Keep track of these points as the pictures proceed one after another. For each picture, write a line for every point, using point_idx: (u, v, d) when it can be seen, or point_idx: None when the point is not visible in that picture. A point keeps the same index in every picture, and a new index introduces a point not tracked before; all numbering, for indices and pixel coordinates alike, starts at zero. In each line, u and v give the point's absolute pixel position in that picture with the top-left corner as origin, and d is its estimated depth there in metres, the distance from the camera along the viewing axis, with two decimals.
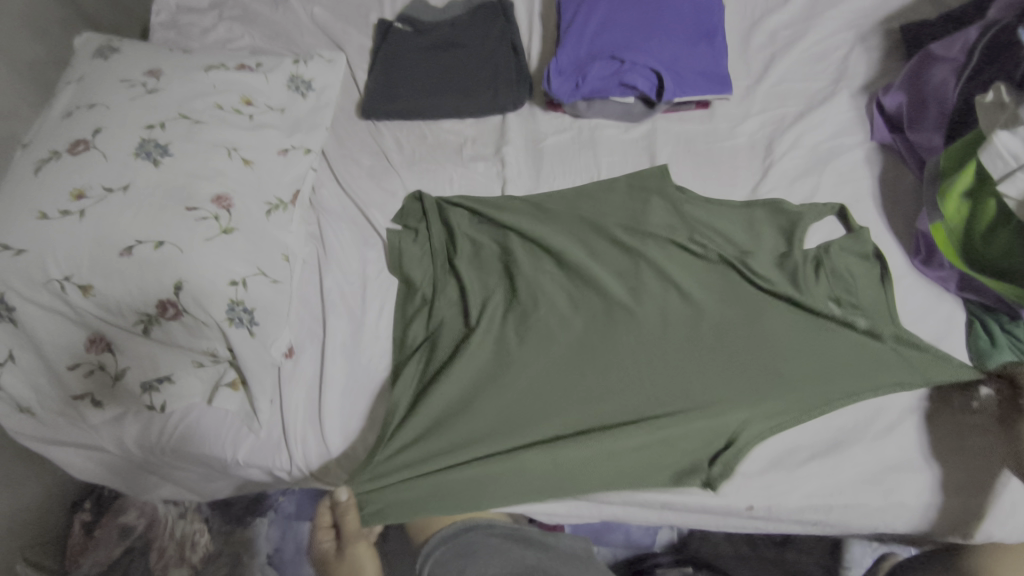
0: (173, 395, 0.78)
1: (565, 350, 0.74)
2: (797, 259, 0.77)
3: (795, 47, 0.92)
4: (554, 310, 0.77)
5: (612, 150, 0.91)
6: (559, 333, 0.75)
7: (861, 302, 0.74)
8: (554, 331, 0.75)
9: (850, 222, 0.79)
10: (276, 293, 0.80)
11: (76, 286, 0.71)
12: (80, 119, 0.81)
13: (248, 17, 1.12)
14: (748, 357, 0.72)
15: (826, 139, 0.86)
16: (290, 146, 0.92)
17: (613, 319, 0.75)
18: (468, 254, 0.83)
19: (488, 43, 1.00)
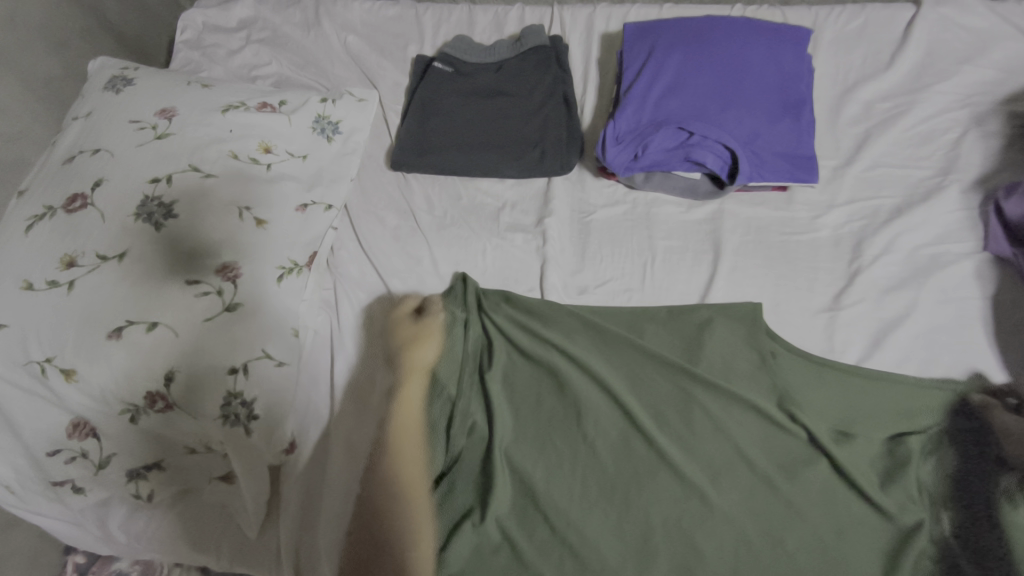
0: (162, 484, 0.70)
1: (596, 520, 0.63)
2: (884, 392, 0.65)
3: (896, 125, 0.79)
4: (590, 463, 0.65)
5: (670, 234, 0.79)
6: (591, 497, 0.64)
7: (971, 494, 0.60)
8: (586, 484, 0.65)
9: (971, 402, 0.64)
10: (282, 378, 0.71)
11: (57, 369, 0.64)
12: (81, 167, 0.74)
13: (277, 41, 1.03)
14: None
15: (925, 243, 0.73)
16: (310, 201, 0.82)
17: (659, 477, 0.64)
18: (499, 372, 0.71)
19: (536, 94, 0.89)
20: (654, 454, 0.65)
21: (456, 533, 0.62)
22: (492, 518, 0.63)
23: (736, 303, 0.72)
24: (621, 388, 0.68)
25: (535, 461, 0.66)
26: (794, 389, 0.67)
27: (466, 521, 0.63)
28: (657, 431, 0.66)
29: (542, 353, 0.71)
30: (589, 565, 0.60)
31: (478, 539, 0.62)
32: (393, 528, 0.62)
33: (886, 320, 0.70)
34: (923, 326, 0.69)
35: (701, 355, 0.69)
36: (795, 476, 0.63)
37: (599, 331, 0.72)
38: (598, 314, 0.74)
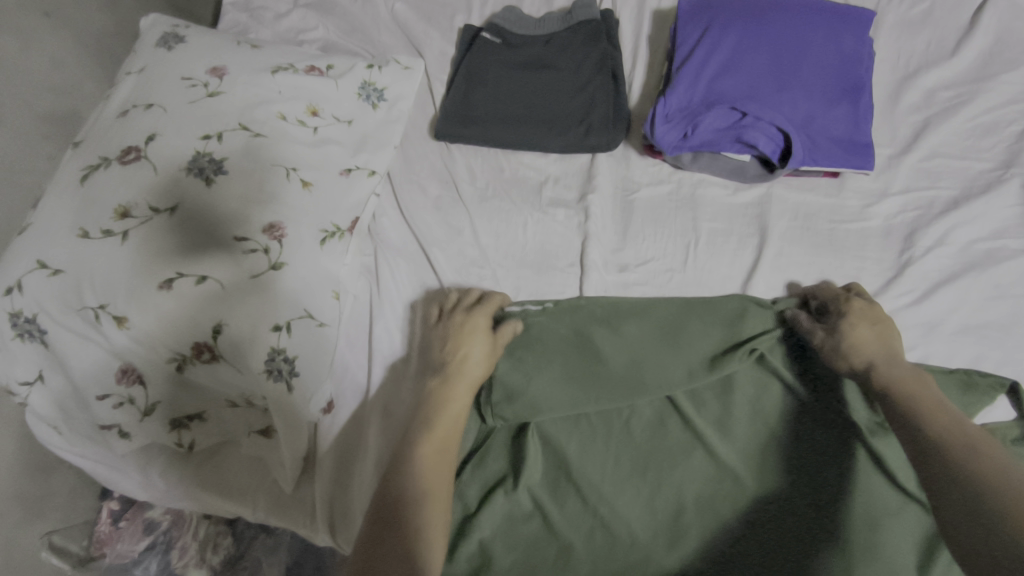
0: (203, 433, 0.73)
1: (626, 501, 0.63)
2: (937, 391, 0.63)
3: (958, 114, 0.76)
4: (625, 445, 0.66)
5: (714, 216, 0.78)
6: (627, 479, 0.64)
7: None
8: (618, 460, 0.65)
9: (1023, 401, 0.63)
10: (321, 338, 0.72)
11: (110, 316, 0.65)
12: (135, 120, 0.75)
13: (325, 6, 1.02)
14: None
15: (981, 237, 0.71)
16: (354, 166, 0.83)
17: (691, 459, 0.64)
18: (539, 345, 0.69)
19: (584, 68, 0.88)
20: (690, 439, 0.65)
21: (489, 498, 0.63)
22: (525, 488, 0.64)
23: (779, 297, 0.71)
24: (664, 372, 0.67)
25: (568, 435, 0.66)
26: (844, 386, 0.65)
27: (499, 489, 0.63)
28: (695, 415, 0.65)
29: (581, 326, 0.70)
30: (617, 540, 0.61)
31: (512, 508, 0.63)
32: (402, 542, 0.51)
33: (937, 313, 0.68)
34: (975, 321, 0.67)
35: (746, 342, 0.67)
36: (829, 473, 0.61)
37: (645, 311, 0.71)
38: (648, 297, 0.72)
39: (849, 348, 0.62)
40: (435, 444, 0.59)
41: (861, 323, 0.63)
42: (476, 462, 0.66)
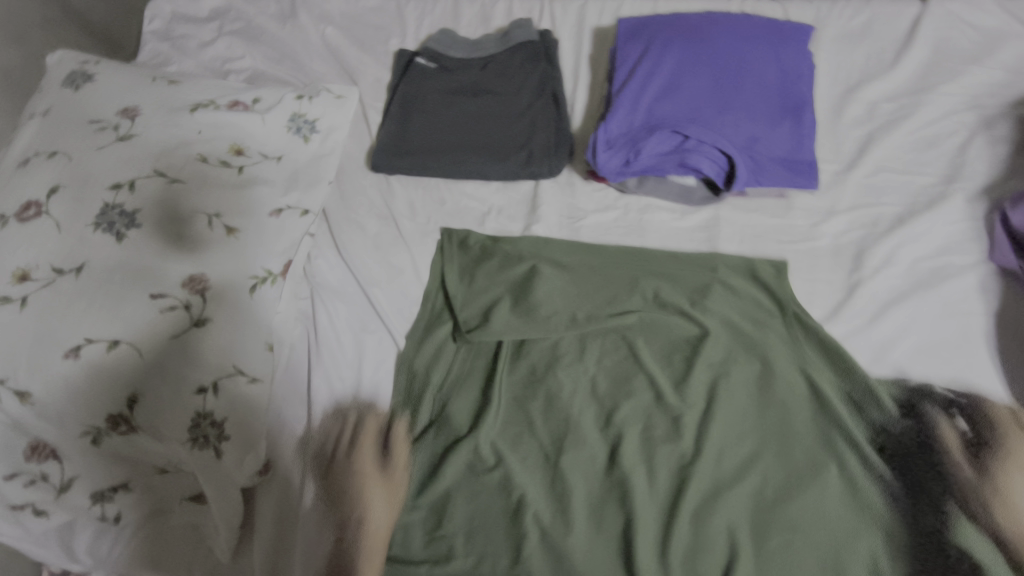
0: (128, 505, 0.67)
1: (579, 458, 0.66)
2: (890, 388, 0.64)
3: (901, 127, 0.75)
4: (575, 427, 0.67)
5: (663, 241, 0.76)
6: (588, 434, 0.67)
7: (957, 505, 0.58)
8: (568, 445, 0.66)
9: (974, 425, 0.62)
10: (252, 396, 0.67)
11: (11, 392, 0.60)
12: (37, 171, 0.69)
13: (252, 33, 0.97)
14: (815, 542, 0.59)
15: (929, 254, 0.70)
16: (286, 206, 0.78)
17: (638, 431, 0.66)
18: (516, 317, 0.73)
19: (524, 92, 0.84)
20: (644, 403, 0.67)
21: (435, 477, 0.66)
22: (485, 443, 0.67)
23: (734, 255, 0.73)
24: (627, 333, 0.71)
25: (518, 422, 0.68)
26: (810, 359, 0.67)
27: (459, 442, 0.67)
28: (656, 371, 0.69)
29: (544, 296, 0.73)
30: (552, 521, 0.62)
31: (470, 462, 0.67)
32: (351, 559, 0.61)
33: (887, 336, 0.67)
34: (926, 341, 0.66)
35: (705, 306, 0.70)
36: (791, 444, 0.64)
37: (611, 275, 0.74)
38: (615, 253, 0.75)
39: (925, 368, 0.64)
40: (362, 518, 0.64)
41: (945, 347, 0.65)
42: (443, 423, 0.69)
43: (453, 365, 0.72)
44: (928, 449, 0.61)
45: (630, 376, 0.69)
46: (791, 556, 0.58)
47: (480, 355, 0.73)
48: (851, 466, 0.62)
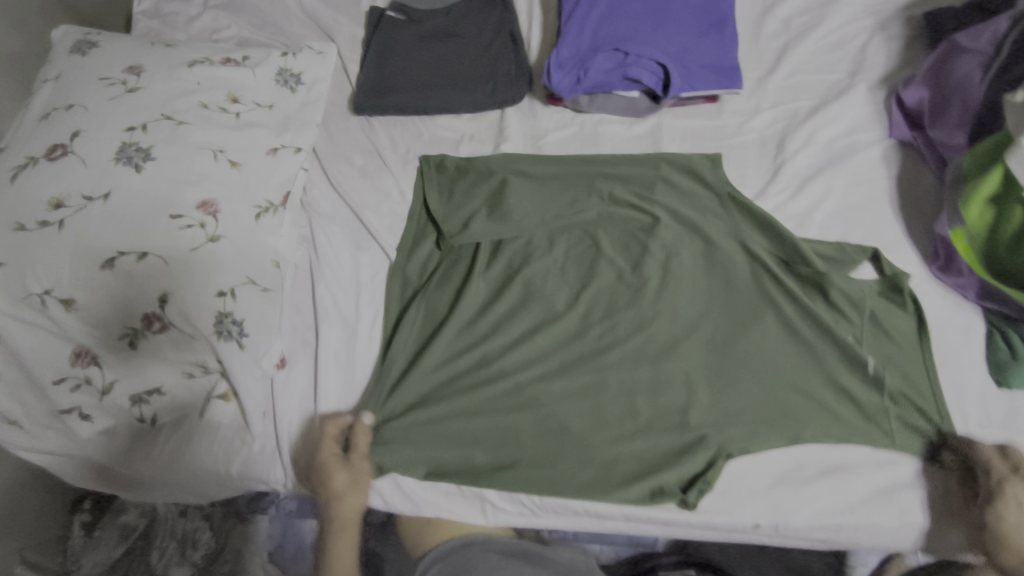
0: (164, 407, 0.76)
1: (553, 333, 0.76)
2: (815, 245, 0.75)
3: (811, 35, 0.87)
4: (547, 310, 0.78)
5: (615, 148, 0.86)
6: (559, 312, 0.77)
7: (869, 332, 0.71)
8: (542, 324, 0.77)
9: (883, 267, 0.73)
10: (267, 301, 0.77)
11: (56, 300, 0.69)
12: (58, 121, 0.78)
13: (234, 6, 1.07)
14: (756, 374, 0.71)
15: (840, 137, 0.81)
16: (280, 145, 0.88)
17: (603, 307, 0.77)
18: (489, 221, 0.82)
19: (485, 34, 0.95)
20: (606, 283, 0.78)
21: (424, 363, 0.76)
22: (466, 330, 0.78)
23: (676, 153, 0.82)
24: (587, 227, 0.81)
25: (497, 309, 0.78)
26: (746, 228, 0.78)
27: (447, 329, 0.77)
28: (614, 254, 0.79)
29: (506, 201, 0.82)
30: (533, 387, 0.73)
31: (457, 345, 0.77)
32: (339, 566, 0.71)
33: (808, 205, 0.78)
34: (840, 206, 0.78)
35: (653, 196, 0.80)
36: (733, 300, 0.75)
37: (570, 179, 0.83)
38: (574, 161, 0.84)
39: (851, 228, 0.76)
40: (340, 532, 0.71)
41: (866, 216, 0.77)
42: (431, 315, 0.80)
43: (437, 267, 0.82)
44: (847, 288, 0.72)
45: (593, 261, 0.79)
46: (735, 388, 0.71)
47: (460, 256, 0.82)
48: (784, 311, 0.73)
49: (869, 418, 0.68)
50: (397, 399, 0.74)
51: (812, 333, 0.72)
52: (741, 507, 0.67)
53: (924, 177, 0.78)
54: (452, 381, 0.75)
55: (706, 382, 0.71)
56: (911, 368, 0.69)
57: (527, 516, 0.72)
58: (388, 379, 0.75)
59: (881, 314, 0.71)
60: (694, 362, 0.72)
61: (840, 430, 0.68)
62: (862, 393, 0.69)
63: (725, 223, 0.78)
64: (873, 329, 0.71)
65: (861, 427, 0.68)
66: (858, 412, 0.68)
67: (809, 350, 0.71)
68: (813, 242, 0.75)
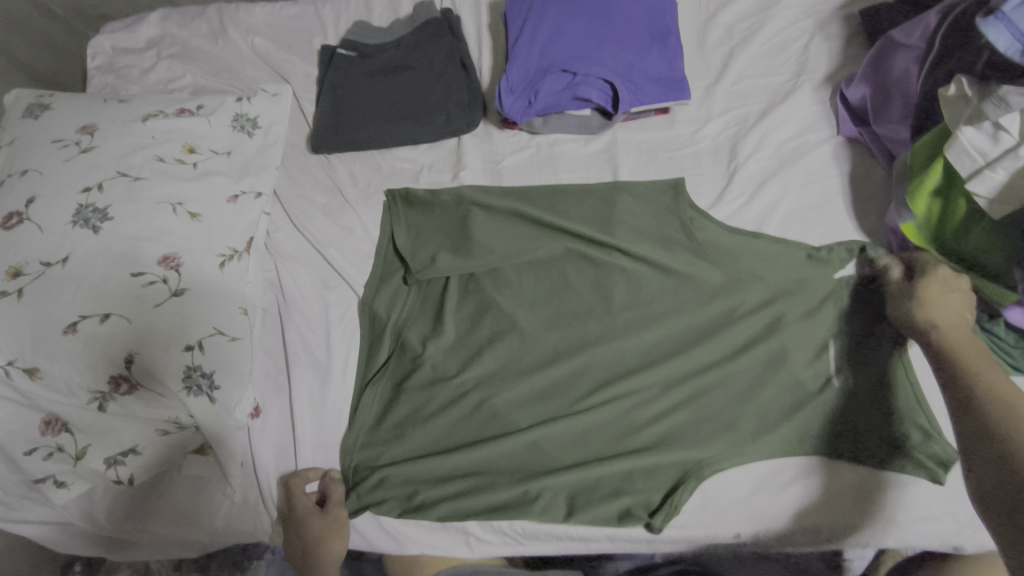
0: (139, 468, 0.74)
1: (525, 359, 0.76)
2: (775, 252, 0.76)
3: (754, 40, 0.89)
4: (517, 336, 0.77)
5: (572, 166, 0.87)
6: (530, 341, 0.77)
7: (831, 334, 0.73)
8: (514, 351, 0.77)
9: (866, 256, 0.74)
10: (236, 350, 0.77)
11: (21, 369, 0.69)
12: (13, 188, 0.78)
13: (187, 54, 1.07)
14: (727, 388, 0.72)
15: (790, 138, 0.83)
16: (240, 192, 0.88)
17: (573, 329, 0.77)
18: (455, 253, 0.82)
19: (436, 63, 0.96)
20: (574, 305, 0.78)
21: (400, 400, 0.77)
22: (438, 365, 0.78)
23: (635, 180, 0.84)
24: (551, 253, 0.81)
25: (468, 340, 0.79)
26: (711, 238, 0.78)
27: (421, 366, 0.78)
28: (579, 274, 0.80)
29: (468, 232, 0.83)
30: (510, 416, 0.74)
31: (431, 381, 0.77)
32: None
33: (765, 208, 0.79)
34: (796, 206, 0.79)
35: (613, 214, 0.81)
36: (699, 308, 0.76)
37: (534, 207, 0.83)
38: (533, 189, 0.85)
39: (808, 228, 0.78)
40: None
41: (824, 216, 0.78)
42: (403, 351, 0.80)
43: (406, 302, 0.82)
44: (798, 292, 0.74)
45: (561, 283, 0.80)
46: (706, 402, 0.71)
47: (428, 291, 0.83)
48: (751, 317, 0.74)
49: (847, 427, 0.68)
50: (375, 439, 0.76)
51: (779, 344, 0.73)
52: (721, 518, 0.68)
53: (875, 171, 0.79)
54: (429, 416, 0.75)
55: (680, 397, 0.72)
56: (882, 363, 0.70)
57: (512, 544, 0.72)
58: (367, 422, 0.77)
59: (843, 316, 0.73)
60: (667, 377, 0.73)
61: (815, 440, 0.68)
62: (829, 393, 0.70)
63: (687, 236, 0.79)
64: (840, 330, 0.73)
65: (835, 438, 0.68)
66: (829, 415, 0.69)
67: (781, 362, 0.72)
68: (772, 246, 0.76)
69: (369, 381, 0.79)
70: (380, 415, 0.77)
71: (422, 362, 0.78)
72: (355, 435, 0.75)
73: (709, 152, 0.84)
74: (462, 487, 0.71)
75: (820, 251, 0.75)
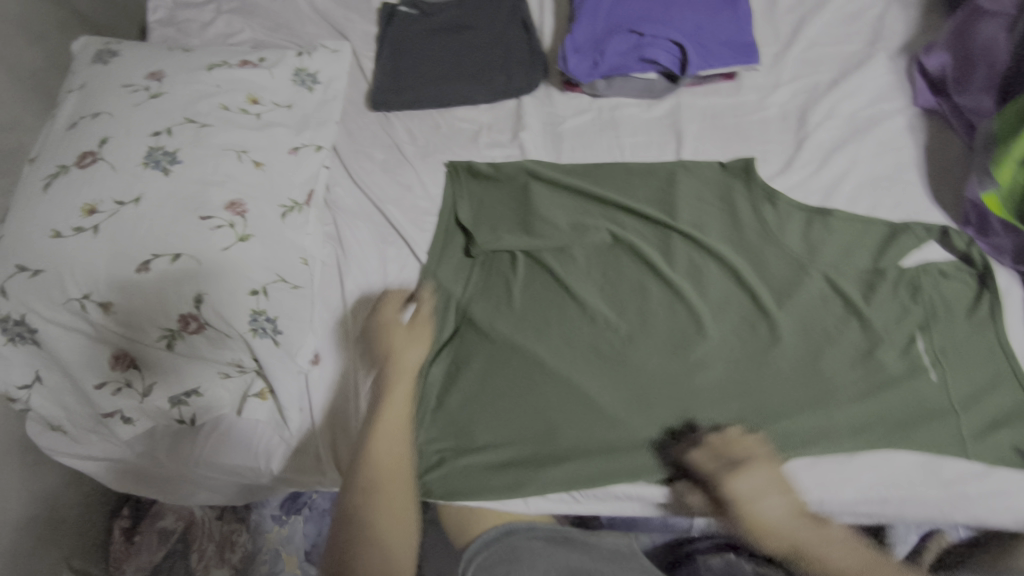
0: (202, 408, 0.76)
1: (586, 329, 0.76)
2: (847, 219, 0.74)
3: (825, 8, 0.87)
4: (581, 308, 0.77)
5: (635, 131, 0.86)
6: (592, 311, 0.76)
7: (920, 313, 0.69)
8: (576, 321, 0.76)
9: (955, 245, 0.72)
10: (298, 298, 0.78)
11: (95, 304, 0.70)
12: (86, 129, 0.79)
13: (247, 9, 1.08)
14: (799, 366, 0.70)
15: (862, 108, 0.81)
16: (302, 144, 0.88)
17: (637, 302, 0.76)
18: (517, 232, 0.82)
19: (497, 23, 0.95)
20: (638, 280, 0.77)
21: (466, 368, 0.75)
22: (499, 334, 0.76)
23: (699, 160, 0.82)
24: (614, 227, 0.80)
25: (533, 309, 0.78)
26: (785, 208, 0.77)
27: (484, 334, 0.77)
28: (645, 248, 0.79)
29: (529, 207, 0.83)
30: (579, 386, 0.72)
31: (491, 347, 0.76)
32: (360, 523, 0.63)
33: (836, 177, 0.78)
34: (866, 176, 0.77)
35: (675, 189, 0.81)
36: (765, 273, 0.75)
37: (599, 186, 0.83)
38: (595, 166, 0.85)
39: (881, 200, 0.76)
40: (385, 484, 0.64)
41: (897, 187, 0.76)
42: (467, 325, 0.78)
43: (473, 275, 0.81)
44: (872, 261, 0.72)
45: (627, 258, 0.79)
46: (768, 379, 0.70)
47: (494, 266, 0.82)
48: (821, 283, 0.73)
49: (931, 416, 0.65)
50: (443, 413, 0.74)
51: (855, 323, 0.71)
52: (786, 481, 0.66)
53: (951, 145, 0.78)
54: (495, 385, 0.74)
55: (748, 370, 0.71)
56: (967, 344, 0.68)
57: (568, 501, 0.70)
58: (430, 392, 0.75)
59: (922, 291, 0.70)
60: (735, 352, 0.72)
61: (892, 424, 0.66)
62: (903, 364, 0.68)
63: (754, 209, 0.78)
64: (928, 320, 0.69)
65: (915, 426, 0.65)
66: (905, 385, 0.67)
67: (856, 347, 0.70)
68: (842, 218, 0.74)
69: (435, 354, 0.77)
70: (447, 384, 0.76)
71: (489, 332, 0.77)
72: (422, 408, 0.74)
73: (777, 120, 0.83)
74: (529, 454, 0.71)
75: (892, 224, 0.74)
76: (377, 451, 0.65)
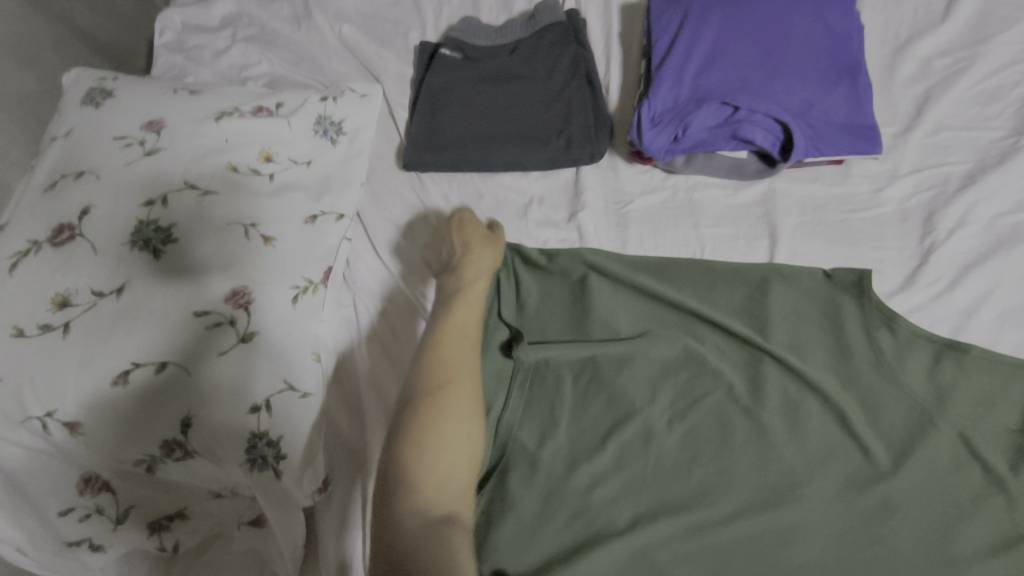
0: (187, 533, 0.66)
1: (655, 469, 0.61)
2: (987, 360, 0.60)
3: (957, 83, 0.73)
4: (647, 442, 0.62)
5: (717, 220, 0.72)
6: (661, 448, 0.62)
7: None
8: (642, 462, 0.61)
9: None
10: (307, 411, 0.64)
11: (60, 424, 0.58)
12: (67, 193, 0.66)
13: (267, 37, 0.94)
14: (927, 550, 0.55)
15: (1005, 212, 0.66)
16: (320, 212, 0.74)
17: (719, 442, 0.62)
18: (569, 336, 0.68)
19: (556, 75, 0.82)
20: (718, 412, 0.63)
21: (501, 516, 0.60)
22: (544, 470, 0.61)
23: (799, 265, 0.68)
24: (690, 341, 0.66)
25: (588, 440, 0.63)
26: (906, 339, 0.63)
27: (525, 470, 0.62)
28: (728, 371, 0.64)
29: (586, 307, 0.69)
30: (645, 550, 0.57)
31: (534, 488, 0.61)
32: (430, 424, 0.51)
33: (972, 300, 0.64)
34: (1010, 303, 0.63)
35: (767, 301, 0.67)
36: (880, 419, 0.61)
37: (675, 289, 0.68)
38: (668, 264, 0.70)
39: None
40: (452, 411, 0.52)
41: None
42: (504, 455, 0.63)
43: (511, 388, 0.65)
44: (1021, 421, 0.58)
45: (707, 383, 0.64)
46: (886, 561, 0.55)
47: (539, 377, 0.66)
48: (951, 441, 0.59)
49: None
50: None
51: (999, 498, 0.57)
52: None
53: None
54: (538, 540, 0.58)
55: (861, 549, 0.56)
56: None
57: None
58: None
59: None
60: (843, 520, 0.57)
61: None
62: None
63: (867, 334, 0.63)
64: None
65: None
66: None
67: (997, 530, 0.56)
68: (983, 360, 0.60)
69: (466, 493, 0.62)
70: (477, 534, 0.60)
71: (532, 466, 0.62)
72: None
73: (895, 219, 0.69)
74: None
75: None
76: (455, 356, 0.56)
